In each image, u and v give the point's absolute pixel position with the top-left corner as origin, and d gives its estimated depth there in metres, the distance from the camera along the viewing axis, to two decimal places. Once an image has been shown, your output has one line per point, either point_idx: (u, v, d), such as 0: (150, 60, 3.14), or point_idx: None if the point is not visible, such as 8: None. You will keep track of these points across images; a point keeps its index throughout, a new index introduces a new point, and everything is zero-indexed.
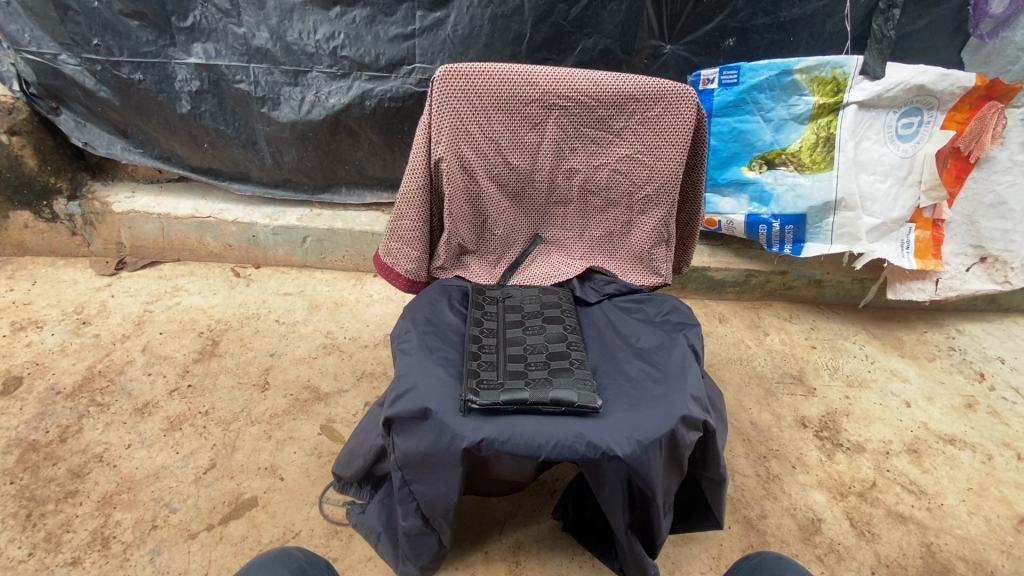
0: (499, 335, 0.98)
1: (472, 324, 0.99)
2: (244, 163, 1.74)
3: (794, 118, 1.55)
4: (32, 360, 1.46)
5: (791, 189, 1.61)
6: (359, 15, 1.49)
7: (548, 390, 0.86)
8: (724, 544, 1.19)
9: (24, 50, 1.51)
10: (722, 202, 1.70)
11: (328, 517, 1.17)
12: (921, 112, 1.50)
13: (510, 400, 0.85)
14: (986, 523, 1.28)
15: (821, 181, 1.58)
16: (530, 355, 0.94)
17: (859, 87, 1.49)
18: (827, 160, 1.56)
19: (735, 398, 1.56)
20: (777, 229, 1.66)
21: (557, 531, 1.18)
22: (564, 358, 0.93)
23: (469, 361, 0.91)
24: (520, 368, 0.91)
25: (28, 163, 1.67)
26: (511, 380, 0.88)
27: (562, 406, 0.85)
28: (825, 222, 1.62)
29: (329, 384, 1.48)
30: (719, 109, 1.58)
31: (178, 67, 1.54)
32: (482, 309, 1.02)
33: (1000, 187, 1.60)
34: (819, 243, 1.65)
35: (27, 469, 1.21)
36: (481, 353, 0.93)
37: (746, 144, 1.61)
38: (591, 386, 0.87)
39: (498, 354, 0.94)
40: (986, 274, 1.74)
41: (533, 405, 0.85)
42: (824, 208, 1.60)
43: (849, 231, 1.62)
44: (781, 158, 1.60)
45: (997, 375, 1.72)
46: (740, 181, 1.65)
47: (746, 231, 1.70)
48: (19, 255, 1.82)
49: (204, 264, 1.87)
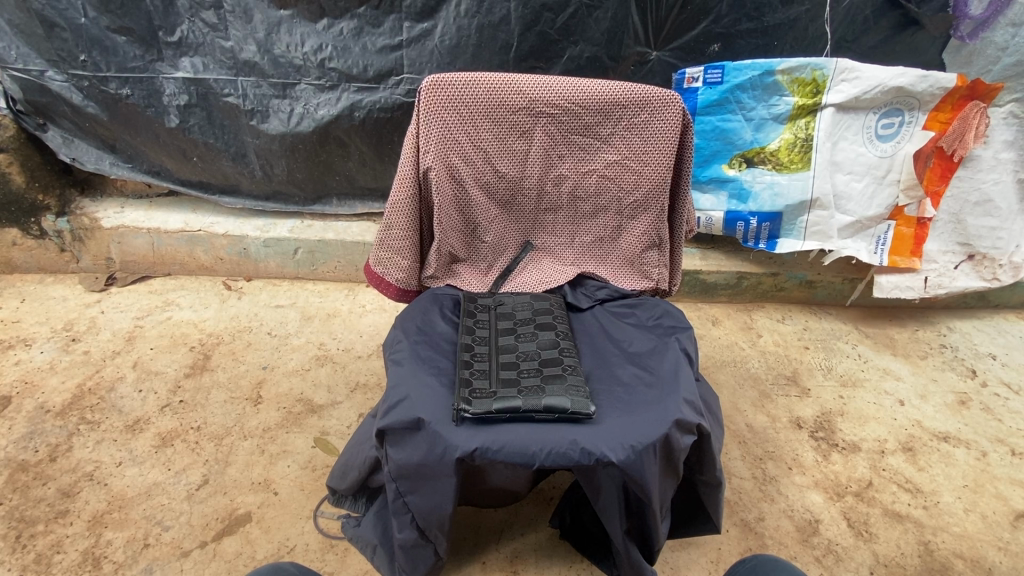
0: (494, 343, 0.97)
1: (464, 333, 0.98)
2: (234, 176, 1.74)
3: (773, 118, 1.56)
4: (20, 379, 1.44)
5: (768, 186, 1.62)
6: (347, 27, 1.49)
7: (541, 397, 0.86)
8: (723, 548, 1.19)
9: (10, 67, 1.51)
10: (702, 199, 1.70)
11: (323, 531, 1.16)
12: (902, 112, 1.52)
13: (505, 408, 0.84)
14: (982, 520, 1.29)
15: (797, 181, 1.60)
16: (524, 362, 0.94)
17: (837, 90, 1.50)
18: (804, 159, 1.58)
19: (730, 400, 1.56)
20: (754, 226, 1.68)
21: (555, 540, 1.17)
22: (556, 365, 0.93)
23: (461, 370, 0.90)
24: (512, 376, 0.91)
25: (16, 180, 1.66)
26: (503, 389, 0.88)
27: (555, 412, 0.85)
28: (799, 221, 1.66)
29: (322, 397, 1.47)
30: (703, 108, 1.58)
31: (166, 81, 1.54)
32: (472, 317, 1.02)
33: (985, 185, 1.62)
34: (793, 240, 1.68)
35: (16, 489, 1.19)
36: (476, 362, 0.93)
37: (728, 143, 1.61)
38: (586, 391, 0.87)
39: (494, 362, 0.94)
40: (974, 271, 1.75)
41: (527, 413, 0.85)
42: (799, 207, 1.63)
43: (820, 229, 1.66)
44: (760, 157, 1.60)
45: (988, 372, 1.73)
46: (720, 178, 1.65)
47: (724, 227, 1.71)
48: (7, 273, 1.80)
49: (195, 278, 1.86)
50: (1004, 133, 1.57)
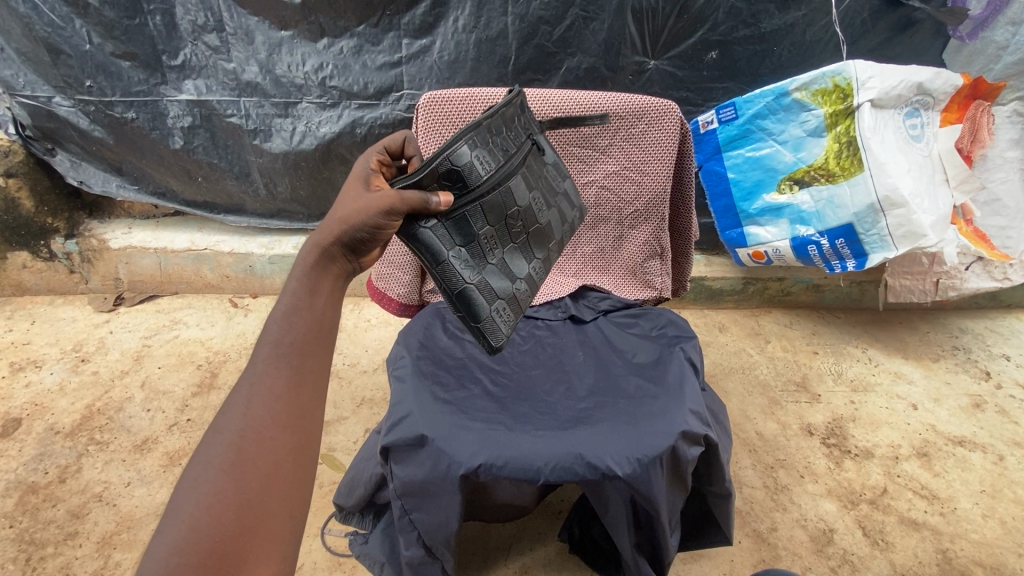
0: (494, 173, 0.75)
1: (469, 126, 0.73)
2: (238, 195, 1.76)
3: (810, 134, 1.45)
4: (30, 401, 1.45)
5: (829, 202, 1.45)
6: (346, 46, 1.51)
7: (468, 277, 0.76)
8: (736, 560, 1.17)
9: (19, 94, 1.54)
10: (762, 231, 1.60)
11: (330, 548, 1.16)
12: (921, 113, 1.46)
13: (421, 243, 0.72)
14: (1001, 526, 1.26)
15: (858, 186, 1.38)
16: (501, 241, 0.78)
17: (868, 87, 1.36)
18: (857, 162, 1.38)
19: (739, 408, 1.54)
20: (828, 246, 1.48)
21: (564, 554, 1.15)
22: (510, 253, 0.80)
23: (458, 143, 0.71)
24: (481, 227, 0.76)
25: (25, 205, 1.69)
26: (457, 234, 0.74)
27: (467, 303, 0.76)
28: (877, 228, 1.39)
29: (328, 412, 1.47)
30: (727, 143, 1.57)
31: (170, 104, 1.57)
32: (495, 117, 0.77)
33: (994, 184, 1.59)
34: (880, 252, 1.40)
35: (26, 512, 1.20)
36: (473, 152, 0.73)
37: (769, 170, 1.53)
38: (509, 326, 0.80)
39: (473, 196, 0.74)
40: (985, 272, 1.65)
41: (444, 275, 0.75)
42: (869, 213, 1.38)
43: (907, 229, 1.34)
44: (809, 175, 1.47)
45: (1003, 373, 1.70)
46: (774, 207, 1.55)
47: (797, 254, 1.56)
48: (17, 295, 1.82)
49: (201, 296, 1.88)
50: (1010, 131, 1.57)
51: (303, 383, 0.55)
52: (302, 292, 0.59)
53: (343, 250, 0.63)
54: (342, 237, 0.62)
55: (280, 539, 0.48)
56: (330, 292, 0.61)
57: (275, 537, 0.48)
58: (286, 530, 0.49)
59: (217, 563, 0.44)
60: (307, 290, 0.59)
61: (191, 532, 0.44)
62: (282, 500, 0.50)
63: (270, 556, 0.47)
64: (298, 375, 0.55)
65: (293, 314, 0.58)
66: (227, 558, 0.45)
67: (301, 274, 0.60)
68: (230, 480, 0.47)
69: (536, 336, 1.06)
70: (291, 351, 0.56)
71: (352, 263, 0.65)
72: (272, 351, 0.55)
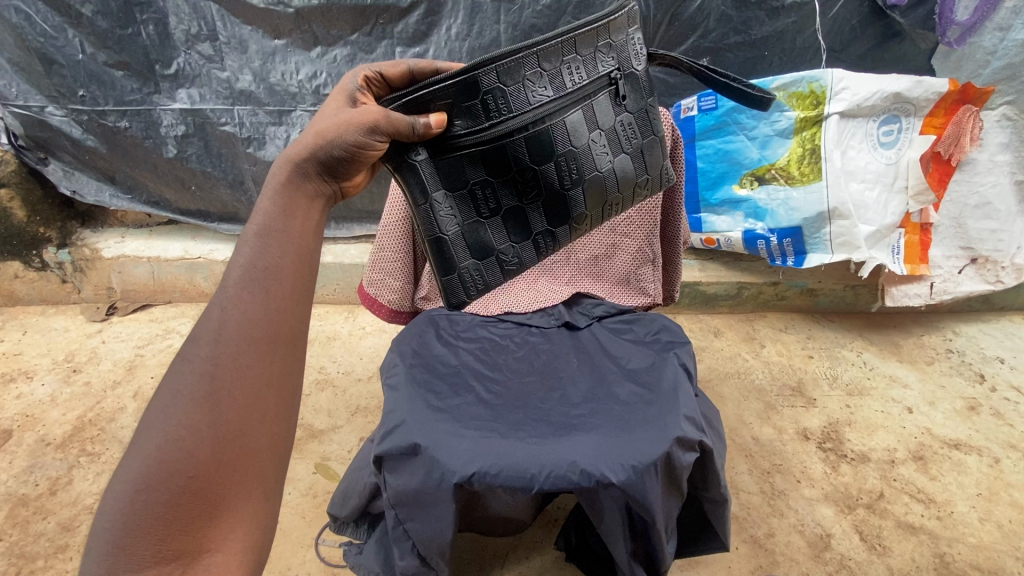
0: (507, 120, 0.70)
1: (497, 57, 0.66)
2: (232, 203, 1.75)
3: (778, 134, 1.50)
4: (22, 412, 1.44)
5: (784, 203, 1.53)
6: (340, 54, 1.52)
7: (445, 228, 0.75)
8: (732, 566, 1.16)
9: (11, 104, 1.53)
10: (718, 220, 1.66)
11: (325, 559, 1.15)
12: (900, 119, 1.46)
13: (411, 174, 0.71)
14: (999, 529, 1.25)
15: (812, 194, 1.49)
16: (500, 195, 0.74)
17: (839, 98, 1.42)
18: (816, 170, 1.48)
19: (735, 413, 1.54)
20: (775, 243, 1.58)
21: (560, 562, 1.15)
22: (510, 211, 0.76)
23: (480, 67, 0.66)
24: (481, 176, 0.72)
25: (17, 215, 1.68)
26: (449, 179, 0.72)
27: (440, 252, 0.77)
28: (822, 233, 1.53)
29: (323, 421, 1.46)
30: (702, 133, 1.58)
31: (163, 112, 1.57)
32: (553, 45, 0.70)
33: (983, 188, 1.59)
34: (820, 254, 1.55)
35: (16, 525, 1.18)
36: (495, 81, 0.67)
37: (735, 164, 1.57)
38: (478, 289, 0.80)
39: (475, 140, 0.70)
40: (977, 274, 1.68)
41: (426, 216, 0.75)
42: (819, 219, 1.51)
43: (846, 239, 1.52)
44: (771, 174, 1.53)
45: (997, 375, 1.70)
46: (732, 199, 1.60)
47: (745, 247, 1.64)
48: (9, 305, 1.81)
49: (195, 304, 1.87)
50: (998, 136, 1.56)
51: (286, 310, 0.51)
52: (278, 211, 0.54)
53: (318, 168, 0.58)
54: (318, 153, 0.58)
55: (261, 475, 0.47)
56: (306, 211, 0.56)
57: (254, 472, 0.47)
58: (267, 466, 0.47)
59: (192, 499, 0.43)
60: (280, 211, 0.54)
61: (159, 469, 0.43)
62: (263, 434, 0.47)
63: (251, 491, 0.46)
64: (274, 302, 0.50)
65: (266, 237, 0.52)
66: (203, 492, 0.44)
67: (275, 193, 0.56)
68: (201, 415, 0.45)
69: (529, 343, 1.06)
70: (266, 275, 0.50)
71: (331, 183, 0.60)
72: (244, 276, 0.50)
